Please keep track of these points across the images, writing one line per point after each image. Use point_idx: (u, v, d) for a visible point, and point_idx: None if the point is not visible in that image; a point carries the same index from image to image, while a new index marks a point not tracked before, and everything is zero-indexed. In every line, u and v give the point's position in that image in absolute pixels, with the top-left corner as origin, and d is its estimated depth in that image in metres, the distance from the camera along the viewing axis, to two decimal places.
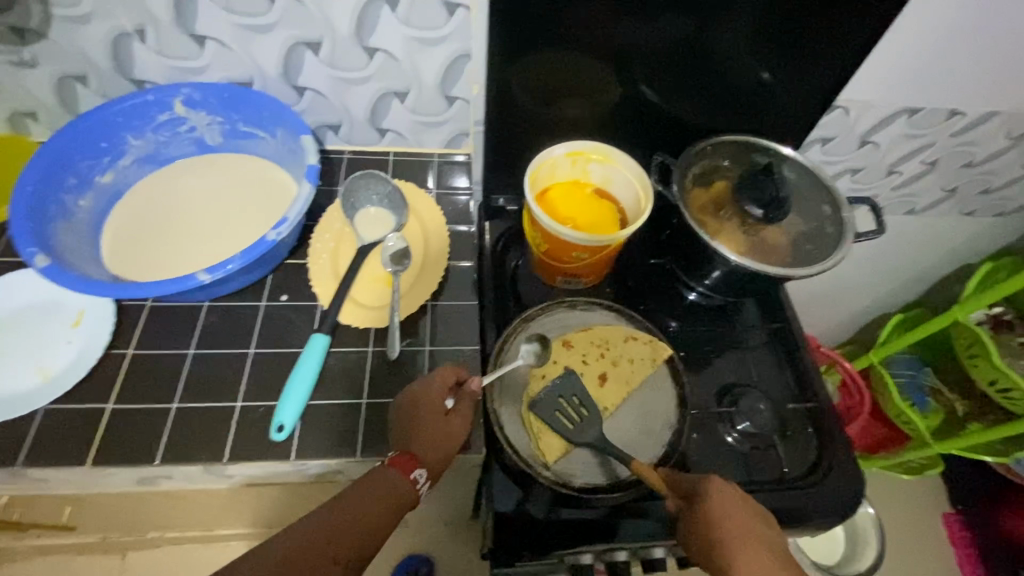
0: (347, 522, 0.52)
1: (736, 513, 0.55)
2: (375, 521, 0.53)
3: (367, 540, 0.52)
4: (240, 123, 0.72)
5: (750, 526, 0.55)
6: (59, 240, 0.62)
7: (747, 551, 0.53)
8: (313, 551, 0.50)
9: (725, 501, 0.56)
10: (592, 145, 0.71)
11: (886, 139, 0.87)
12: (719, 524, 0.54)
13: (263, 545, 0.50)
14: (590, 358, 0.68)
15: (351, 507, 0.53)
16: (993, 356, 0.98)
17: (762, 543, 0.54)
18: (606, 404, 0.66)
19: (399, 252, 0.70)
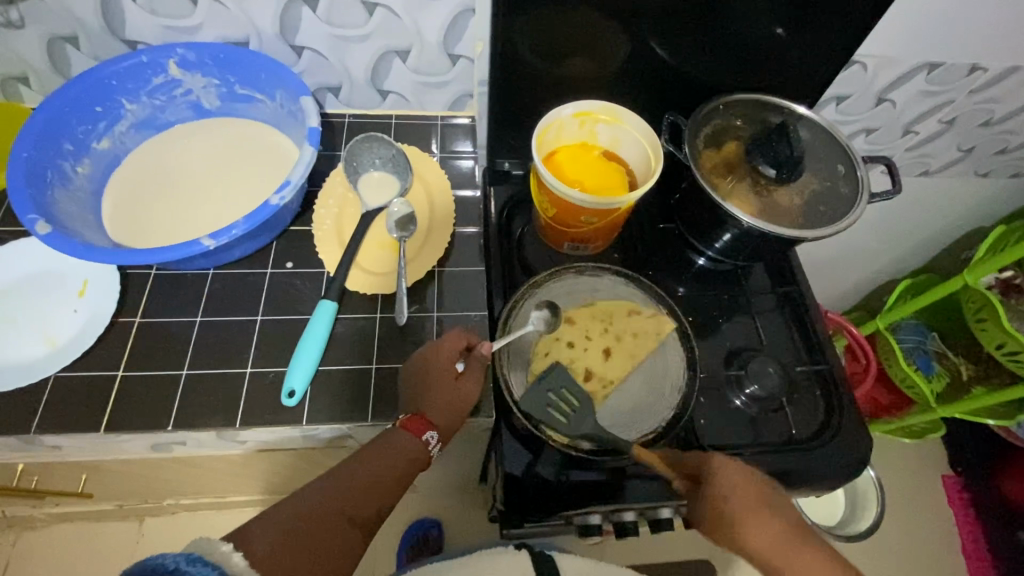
0: (362, 484, 0.53)
1: (740, 485, 0.57)
2: (389, 481, 0.54)
3: (380, 499, 0.53)
4: (237, 85, 0.70)
5: (754, 498, 0.57)
6: (60, 207, 0.61)
7: (753, 522, 0.56)
8: (331, 511, 0.50)
9: (731, 479, 0.57)
10: (600, 104, 0.69)
11: (904, 97, 0.84)
12: (725, 504, 0.57)
13: (277, 507, 0.49)
14: (593, 334, 0.68)
15: (365, 468, 0.53)
16: (1004, 321, 0.97)
17: (768, 510, 0.57)
18: (613, 377, 0.66)
19: (404, 218, 0.69)
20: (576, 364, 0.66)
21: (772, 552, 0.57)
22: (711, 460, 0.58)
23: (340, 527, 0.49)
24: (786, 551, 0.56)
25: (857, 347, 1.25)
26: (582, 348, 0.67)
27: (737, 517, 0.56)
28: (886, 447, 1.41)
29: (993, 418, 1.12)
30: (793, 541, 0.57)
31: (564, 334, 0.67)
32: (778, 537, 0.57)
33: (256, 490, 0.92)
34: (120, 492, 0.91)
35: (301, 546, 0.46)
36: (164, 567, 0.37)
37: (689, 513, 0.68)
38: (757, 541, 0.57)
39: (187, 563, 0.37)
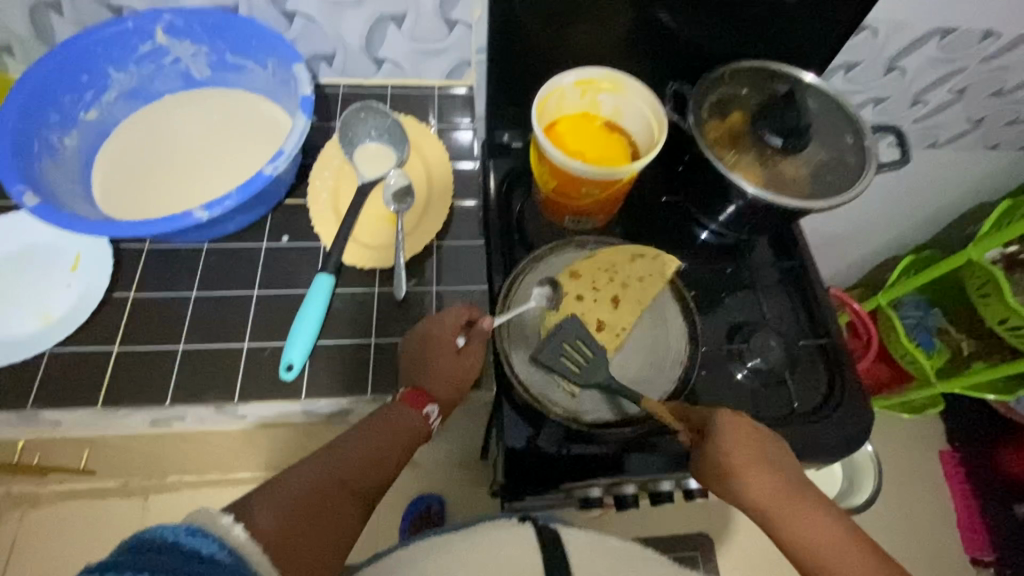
0: (363, 457, 0.53)
1: (743, 441, 0.57)
2: (389, 455, 0.54)
3: (381, 472, 0.53)
4: (227, 53, 0.68)
5: (756, 454, 0.57)
6: (48, 179, 0.59)
7: (753, 475, 0.57)
8: (332, 484, 0.50)
9: (733, 436, 0.57)
10: (602, 72, 0.66)
11: (914, 65, 0.82)
12: (728, 457, 0.57)
13: (276, 479, 0.49)
14: (601, 283, 0.66)
15: (366, 441, 0.53)
16: (1007, 295, 0.97)
17: (770, 466, 0.57)
18: (623, 325, 0.65)
19: (401, 190, 0.67)
20: (587, 315, 0.65)
21: (775, 507, 0.57)
22: (716, 416, 0.58)
23: (341, 499, 0.49)
24: (788, 503, 0.56)
25: (859, 324, 1.25)
26: (590, 299, 0.66)
27: (740, 469, 0.56)
28: (885, 422, 1.41)
29: (993, 392, 1.12)
30: (798, 497, 0.57)
31: (574, 289, 0.66)
32: (780, 489, 0.57)
33: (259, 467, 0.92)
34: (123, 469, 0.91)
35: (304, 518, 0.46)
36: (162, 539, 0.36)
37: (689, 486, 0.69)
38: (758, 495, 0.57)
39: (187, 535, 0.37)
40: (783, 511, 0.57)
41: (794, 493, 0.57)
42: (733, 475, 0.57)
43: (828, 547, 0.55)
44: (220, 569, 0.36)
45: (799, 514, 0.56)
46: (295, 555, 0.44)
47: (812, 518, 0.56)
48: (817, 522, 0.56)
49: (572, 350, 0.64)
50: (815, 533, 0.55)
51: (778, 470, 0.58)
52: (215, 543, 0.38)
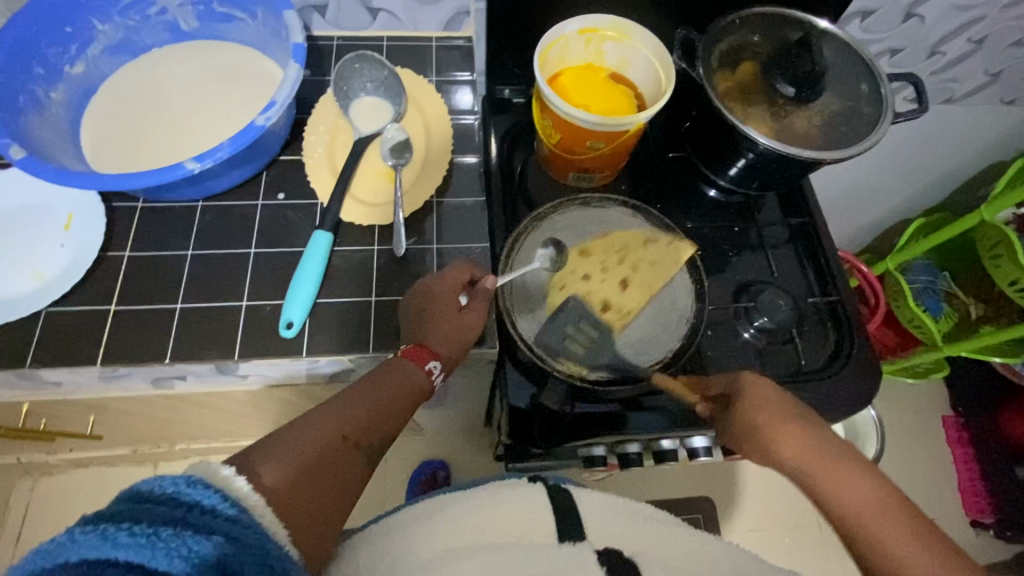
0: (364, 412, 0.52)
1: (769, 398, 0.57)
2: (391, 411, 0.54)
3: (382, 429, 0.53)
4: (215, 2, 0.65)
5: (786, 414, 0.56)
6: (35, 133, 0.58)
7: (786, 434, 0.55)
8: (334, 439, 0.49)
9: (759, 394, 0.57)
10: (607, 19, 0.63)
11: (933, 12, 0.78)
12: (755, 414, 0.56)
13: (276, 436, 0.48)
14: (609, 266, 0.65)
15: (366, 398, 0.53)
16: (1020, 255, 0.94)
17: (801, 425, 0.56)
18: (630, 306, 0.64)
19: (399, 145, 0.65)
20: (592, 296, 0.64)
21: (811, 469, 0.54)
22: (742, 376, 0.58)
23: (345, 455, 0.49)
24: (831, 468, 0.54)
25: (867, 288, 1.23)
26: (597, 280, 0.64)
27: (770, 426, 0.55)
28: (889, 387, 1.41)
29: (1000, 355, 1.11)
30: (833, 459, 0.54)
31: (580, 268, 0.65)
32: (822, 452, 0.54)
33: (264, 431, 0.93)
34: (130, 435, 0.92)
35: (308, 476, 0.45)
36: (161, 490, 0.35)
37: (693, 445, 0.68)
38: (794, 456, 0.55)
39: (186, 486, 0.36)
40: (825, 474, 0.54)
41: (839, 460, 0.54)
42: (766, 432, 0.56)
43: (870, 511, 0.51)
44: (221, 521, 0.36)
45: (851, 484, 0.53)
46: (302, 511, 0.44)
47: (862, 487, 0.52)
48: (855, 484, 0.53)
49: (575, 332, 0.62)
50: (852, 497, 0.52)
51: (812, 430, 0.56)
52: (216, 494, 0.37)
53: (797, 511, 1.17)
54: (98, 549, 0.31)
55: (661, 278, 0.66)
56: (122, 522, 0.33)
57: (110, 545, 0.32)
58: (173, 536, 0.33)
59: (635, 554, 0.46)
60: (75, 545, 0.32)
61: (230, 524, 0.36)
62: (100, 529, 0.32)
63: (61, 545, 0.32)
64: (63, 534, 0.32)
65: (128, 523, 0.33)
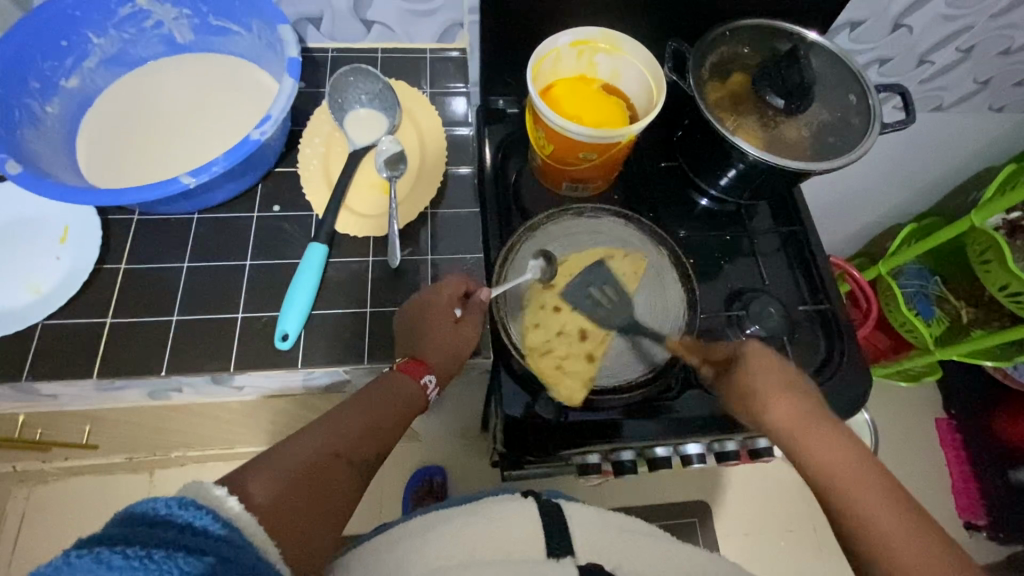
0: (357, 428, 0.52)
1: (766, 366, 0.59)
2: (384, 424, 0.54)
3: (376, 444, 0.53)
4: (210, 15, 0.66)
5: (780, 379, 0.58)
6: (31, 148, 0.58)
7: (776, 398, 0.57)
8: (327, 455, 0.49)
9: (756, 361, 0.59)
10: (599, 32, 0.64)
11: (921, 22, 0.79)
12: (751, 379, 0.58)
13: (269, 453, 0.48)
14: (578, 289, 0.65)
15: (360, 412, 0.53)
16: (1009, 261, 0.96)
17: (792, 391, 0.58)
18: (605, 331, 0.64)
19: (394, 156, 0.66)
20: (568, 325, 0.64)
21: (795, 432, 0.56)
22: (743, 343, 0.61)
23: (338, 470, 0.49)
24: (814, 432, 0.55)
25: (859, 294, 1.24)
26: (568, 309, 0.64)
27: (763, 389, 0.58)
28: (883, 390, 1.42)
29: (992, 359, 1.12)
30: (816, 424, 0.56)
31: (549, 298, 0.65)
32: (806, 417, 0.56)
33: (261, 439, 0.93)
34: (126, 444, 0.92)
35: (301, 494, 0.46)
36: (154, 511, 0.36)
37: (687, 452, 0.69)
38: (781, 419, 0.56)
39: (180, 508, 0.36)
40: (807, 443, 0.55)
41: (823, 425, 0.56)
42: (761, 396, 0.58)
43: (847, 470, 0.53)
44: (213, 542, 0.36)
45: (835, 457, 0.54)
46: (294, 529, 0.44)
47: (840, 451, 0.54)
48: (835, 449, 0.54)
49: (565, 365, 0.62)
50: (833, 458, 0.54)
51: (800, 395, 0.58)
52: (209, 515, 0.37)
53: (792, 515, 1.17)
54: (93, 572, 0.32)
55: (621, 290, 0.66)
56: (117, 545, 0.33)
57: (104, 567, 0.32)
58: (166, 558, 0.33)
59: (616, 567, 0.47)
60: (71, 569, 0.32)
61: (221, 544, 0.36)
62: (94, 552, 0.32)
63: (55, 570, 0.32)
64: (55, 560, 0.32)
65: (122, 546, 0.33)
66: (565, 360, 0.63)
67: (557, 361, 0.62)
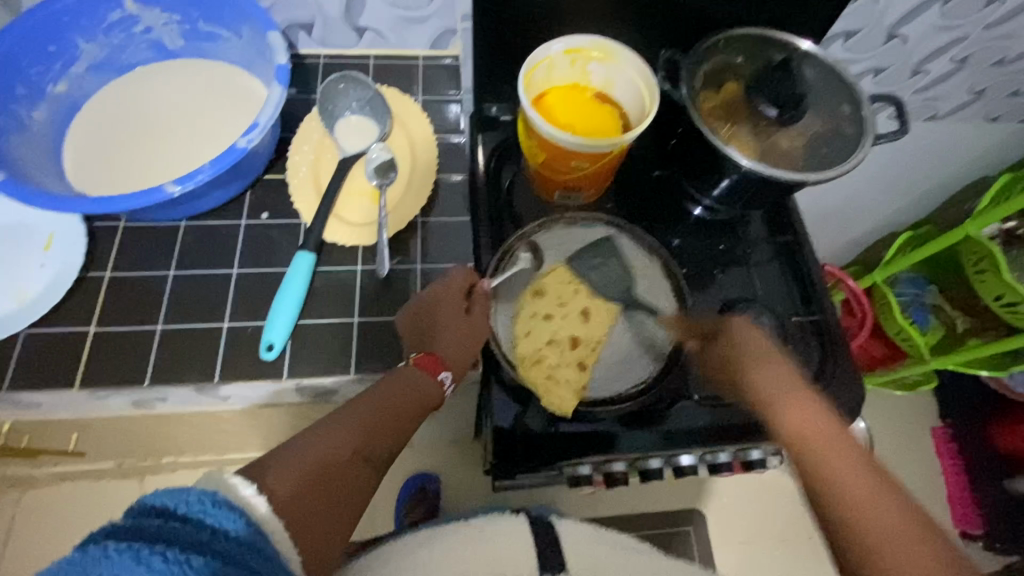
0: (374, 426, 0.51)
1: (750, 340, 0.61)
2: (401, 419, 0.53)
3: (389, 441, 0.52)
4: (200, 21, 0.65)
5: (761, 350, 0.60)
6: (16, 154, 0.57)
7: (758, 364, 0.59)
8: (345, 454, 0.48)
9: (740, 336, 0.61)
10: (592, 40, 0.64)
11: (916, 33, 0.79)
12: (733, 348, 0.61)
13: (288, 447, 0.46)
14: (566, 299, 0.65)
15: (374, 406, 0.52)
16: (1002, 271, 0.95)
17: (775, 360, 0.59)
18: (598, 337, 0.64)
19: (384, 164, 0.65)
20: (559, 333, 0.63)
21: (776, 396, 0.57)
22: (730, 319, 0.62)
23: (355, 466, 0.48)
24: (790, 397, 0.56)
25: (856, 301, 1.24)
26: (560, 316, 0.64)
27: (743, 359, 0.59)
28: (877, 398, 1.42)
29: (987, 369, 1.11)
30: (794, 391, 0.57)
31: (538, 306, 0.64)
32: (788, 382, 0.57)
33: (253, 446, 0.92)
34: (116, 451, 0.91)
35: (319, 493, 0.44)
36: (188, 508, 0.35)
37: (681, 464, 0.68)
38: (764, 385, 0.57)
39: (213, 507, 0.36)
40: (788, 411, 0.55)
41: (799, 393, 0.56)
42: (749, 365, 0.59)
43: (818, 431, 0.53)
44: (240, 547, 0.35)
45: (808, 422, 0.54)
46: (314, 526, 0.43)
47: (815, 414, 0.54)
48: (811, 415, 0.55)
49: (555, 376, 0.61)
50: (805, 421, 0.54)
51: (781, 365, 0.59)
52: (240, 519, 0.36)
53: (787, 525, 1.17)
54: (131, 570, 0.31)
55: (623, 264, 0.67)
56: (155, 543, 0.33)
57: (142, 567, 0.31)
58: (202, 565, 0.33)
59: None
60: (110, 563, 0.31)
61: (249, 550, 0.36)
62: (134, 549, 0.32)
63: (95, 562, 0.31)
64: (95, 550, 0.32)
65: (162, 545, 0.33)
66: (554, 370, 0.62)
67: (547, 372, 0.61)
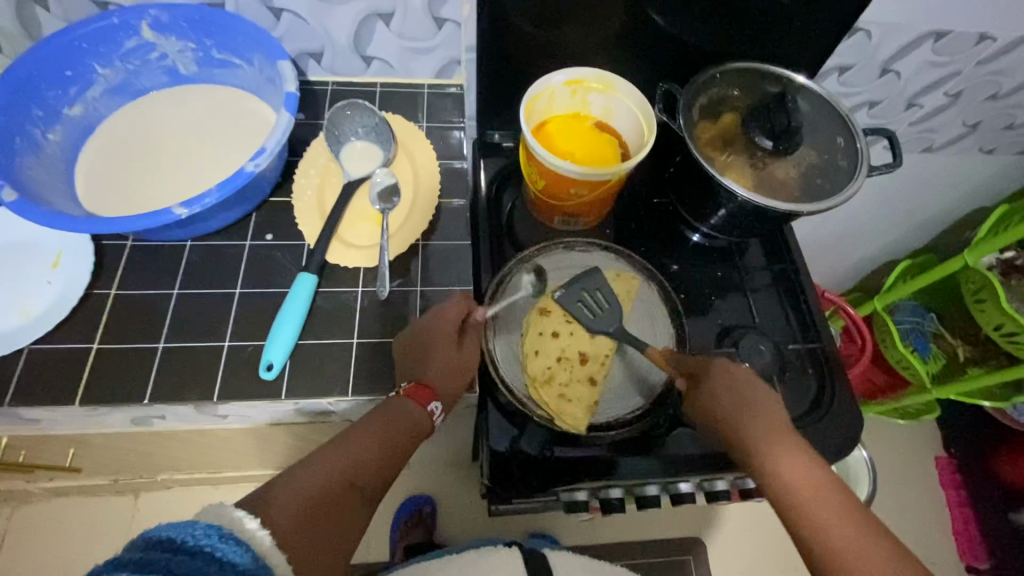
0: (371, 456, 0.52)
1: (732, 384, 0.58)
2: (397, 449, 0.54)
3: (386, 470, 0.53)
4: (214, 49, 0.67)
5: (744, 397, 0.58)
6: (30, 175, 0.59)
7: (744, 415, 0.56)
8: (341, 484, 0.49)
9: (723, 381, 0.58)
10: (593, 72, 0.65)
11: (909, 68, 0.81)
12: (716, 399, 0.57)
13: (287, 477, 0.48)
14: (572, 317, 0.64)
15: (370, 435, 0.53)
16: (1004, 302, 0.95)
17: (759, 408, 0.57)
18: (606, 351, 0.64)
19: (388, 189, 0.67)
20: (569, 350, 0.63)
21: (759, 448, 0.55)
22: (710, 362, 0.59)
23: (351, 498, 0.49)
24: (775, 449, 0.54)
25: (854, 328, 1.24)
26: (568, 332, 0.64)
27: (727, 411, 0.57)
28: (880, 427, 1.41)
29: (989, 399, 1.10)
30: (783, 441, 0.55)
31: (545, 324, 0.64)
32: (773, 432, 0.56)
33: (248, 465, 0.92)
34: (111, 467, 0.91)
35: (316, 522, 0.46)
36: (195, 540, 0.35)
37: (678, 491, 0.67)
38: (751, 436, 0.55)
39: (220, 540, 0.36)
40: (778, 465, 0.53)
41: (784, 441, 0.55)
42: (737, 417, 0.56)
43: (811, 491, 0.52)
44: None
45: (798, 477, 0.53)
46: (310, 554, 0.44)
47: (805, 467, 0.53)
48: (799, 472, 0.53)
49: (566, 394, 0.61)
50: (797, 477, 0.53)
51: (766, 412, 0.57)
52: (247, 553, 0.37)
53: (789, 556, 1.15)
54: None
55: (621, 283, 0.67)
56: None
57: None
58: None
59: None
60: None
61: None
62: None
63: None
64: None
65: None
66: (566, 388, 0.61)
67: (560, 390, 0.61)
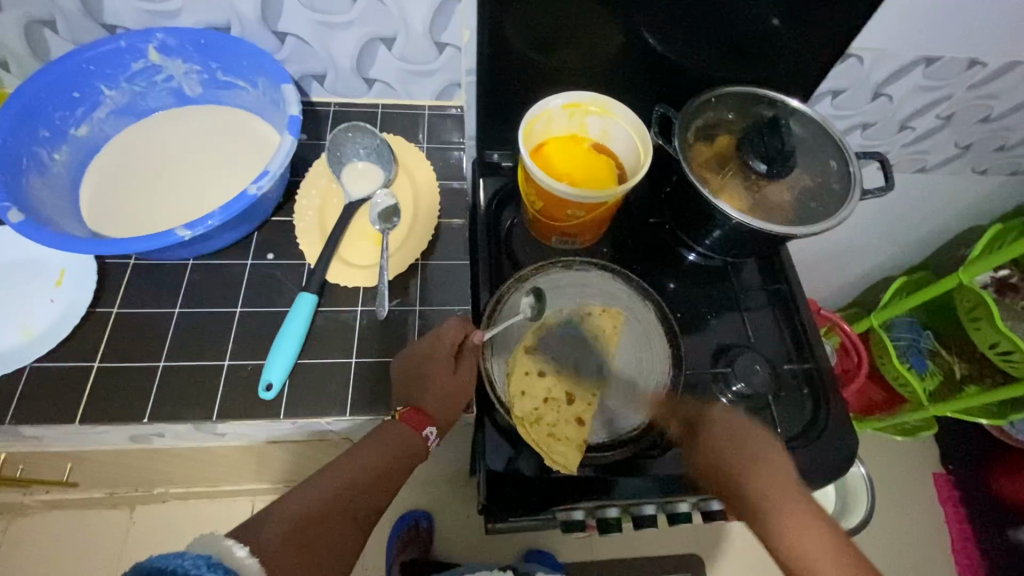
0: (363, 480, 0.53)
1: (732, 435, 0.62)
2: (390, 474, 0.55)
3: (378, 494, 0.54)
4: (219, 72, 0.68)
5: (743, 447, 0.61)
6: (35, 196, 0.60)
7: (744, 467, 0.60)
8: (333, 509, 0.51)
9: (723, 432, 0.62)
10: (590, 96, 0.67)
11: (900, 92, 0.82)
12: (718, 451, 0.61)
13: (281, 501, 0.50)
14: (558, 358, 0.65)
15: (365, 460, 0.54)
16: (998, 321, 0.96)
17: (759, 459, 0.60)
18: (592, 391, 0.64)
19: (388, 210, 0.68)
20: (556, 390, 0.63)
21: (761, 499, 0.59)
22: (709, 412, 0.63)
23: (342, 521, 0.51)
24: (777, 502, 0.58)
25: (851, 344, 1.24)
26: (553, 373, 0.64)
27: (728, 463, 0.60)
28: (878, 443, 1.40)
29: (986, 417, 1.11)
30: (785, 492, 0.59)
31: (530, 363, 0.64)
32: (775, 483, 0.59)
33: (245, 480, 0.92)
34: (108, 482, 0.91)
35: (305, 547, 0.47)
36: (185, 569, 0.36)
37: (675, 510, 0.67)
38: (753, 488, 0.59)
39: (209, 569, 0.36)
40: (782, 518, 0.57)
41: (787, 494, 0.58)
42: (737, 470, 0.60)
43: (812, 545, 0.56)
44: None
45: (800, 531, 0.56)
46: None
47: (807, 520, 0.57)
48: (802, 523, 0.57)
49: (555, 432, 0.60)
50: (801, 532, 0.56)
51: (766, 463, 0.60)
52: None
53: None
54: None
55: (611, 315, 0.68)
56: None
57: None
58: None
59: None
60: None
61: None
62: None
63: None
64: None
65: None
66: (554, 427, 0.61)
67: (549, 429, 0.60)
